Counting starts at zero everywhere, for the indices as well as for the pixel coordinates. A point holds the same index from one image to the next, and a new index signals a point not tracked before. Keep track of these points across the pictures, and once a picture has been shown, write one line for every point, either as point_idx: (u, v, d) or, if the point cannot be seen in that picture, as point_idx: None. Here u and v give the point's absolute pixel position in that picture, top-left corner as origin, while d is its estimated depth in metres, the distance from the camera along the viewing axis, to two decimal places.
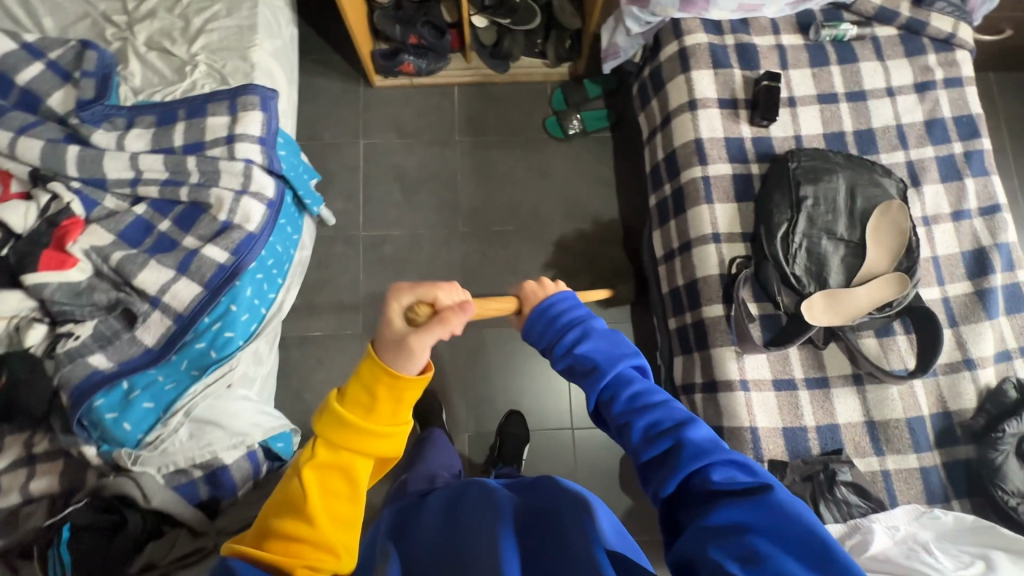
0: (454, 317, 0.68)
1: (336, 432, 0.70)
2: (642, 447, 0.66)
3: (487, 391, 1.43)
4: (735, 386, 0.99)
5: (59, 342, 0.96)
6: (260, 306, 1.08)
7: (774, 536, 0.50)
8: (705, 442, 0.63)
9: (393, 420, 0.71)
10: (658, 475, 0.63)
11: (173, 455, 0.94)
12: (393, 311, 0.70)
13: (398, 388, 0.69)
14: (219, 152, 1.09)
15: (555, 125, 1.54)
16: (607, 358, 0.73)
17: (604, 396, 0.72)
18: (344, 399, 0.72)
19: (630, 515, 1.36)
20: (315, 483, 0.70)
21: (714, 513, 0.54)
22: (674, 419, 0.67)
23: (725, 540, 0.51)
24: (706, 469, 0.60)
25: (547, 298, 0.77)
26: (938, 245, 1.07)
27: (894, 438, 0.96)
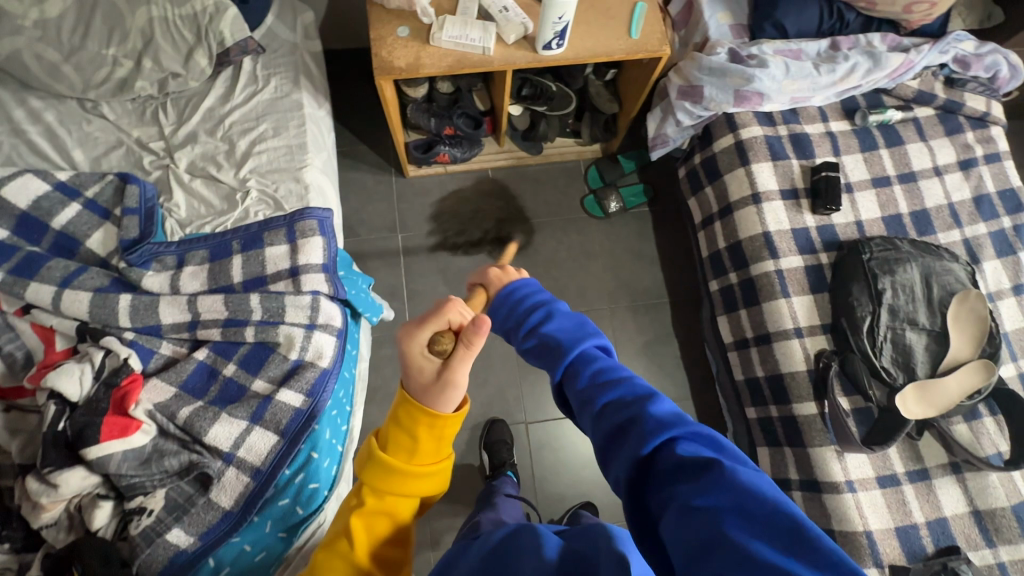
0: (477, 336, 0.65)
1: (378, 479, 0.72)
2: (602, 424, 0.59)
3: (556, 486, 1.38)
4: (842, 488, 0.99)
5: (131, 521, 0.87)
6: (337, 445, 1.02)
7: (742, 516, 0.40)
8: (666, 415, 0.55)
9: (433, 459, 0.72)
10: (618, 454, 0.55)
11: None
12: (417, 354, 0.67)
13: (440, 426, 0.69)
14: (283, 286, 1.03)
15: (594, 205, 1.54)
16: (571, 337, 0.71)
17: (567, 374, 0.69)
18: (384, 444, 0.72)
19: None
20: (362, 527, 0.73)
21: (679, 493, 0.46)
22: (636, 394, 0.60)
23: (692, 531, 0.42)
24: (670, 444, 0.52)
25: (508, 286, 0.78)
26: (1006, 320, 1.11)
27: (1004, 528, 0.96)
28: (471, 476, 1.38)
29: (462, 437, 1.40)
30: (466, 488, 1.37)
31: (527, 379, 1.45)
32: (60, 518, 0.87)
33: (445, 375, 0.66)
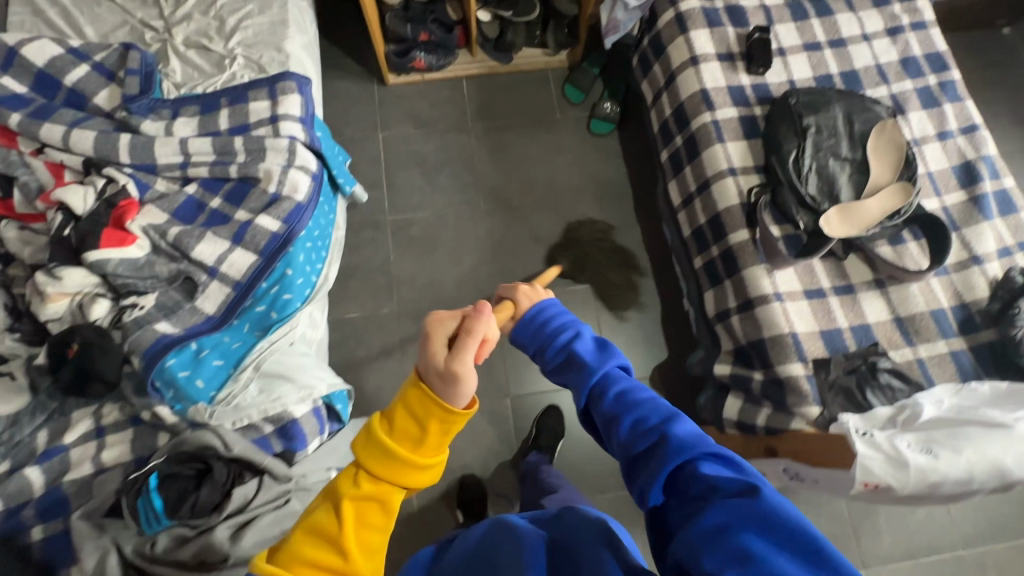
0: (479, 326, 0.64)
1: (376, 463, 0.61)
2: (631, 442, 0.66)
3: (524, 356, 1.45)
4: (770, 299, 1.07)
5: (125, 312, 0.99)
6: (311, 273, 1.12)
7: (764, 528, 0.45)
8: (689, 439, 0.62)
9: (438, 453, 0.62)
10: (645, 473, 0.62)
11: (247, 408, 0.95)
12: (432, 343, 0.63)
13: (448, 417, 0.61)
14: (264, 131, 1.16)
15: (598, 123, 1.63)
16: (599, 358, 0.76)
17: (595, 392, 0.74)
18: (387, 426, 0.63)
19: None
20: (352, 515, 0.62)
21: (701, 517, 0.49)
22: (661, 415, 0.67)
23: (718, 539, 0.46)
24: (692, 466, 0.59)
25: (533, 306, 0.83)
26: (930, 161, 1.19)
27: (922, 329, 1.03)
28: None
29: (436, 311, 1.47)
30: None
31: (500, 259, 1.53)
32: (63, 311, 0.99)
33: (452, 360, 0.61)
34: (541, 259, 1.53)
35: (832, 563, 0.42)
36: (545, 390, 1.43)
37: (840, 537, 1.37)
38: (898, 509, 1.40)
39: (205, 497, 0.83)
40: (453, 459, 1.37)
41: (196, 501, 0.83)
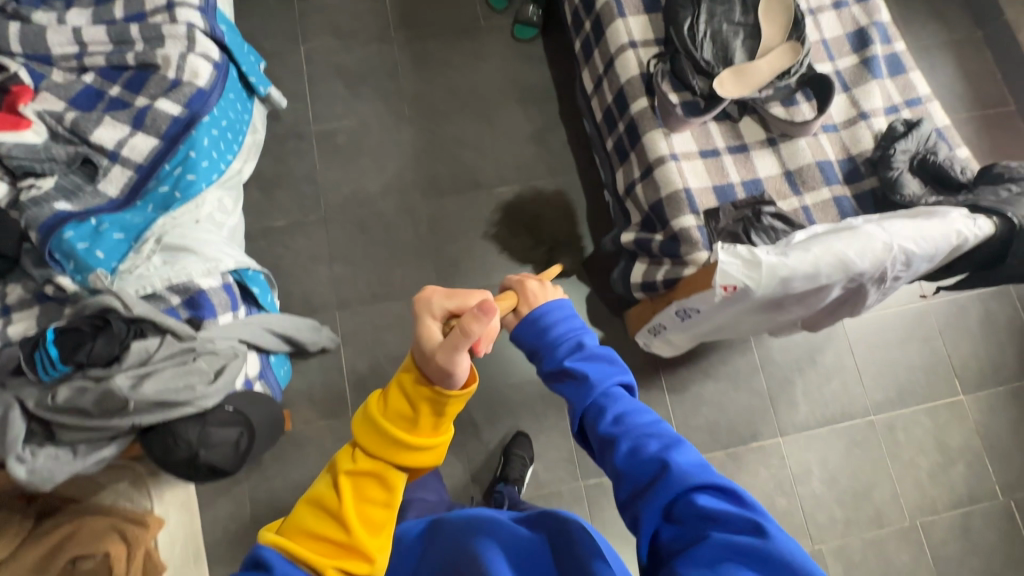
0: (477, 325, 0.61)
1: (372, 438, 0.67)
2: (628, 467, 0.67)
3: (453, 255, 1.48)
4: (667, 159, 1.10)
5: (23, 192, 1.00)
6: (218, 160, 1.14)
7: (756, 563, 0.53)
8: (690, 468, 0.64)
9: (434, 433, 0.67)
10: (645, 500, 0.64)
11: (149, 278, 0.97)
12: (427, 330, 0.67)
13: (444, 400, 0.66)
14: (161, 19, 1.14)
15: (522, 30, 1.62)
16: (598, 374, 0.77)
17: (591, 411, 0.75)
18: (383, 404, 0.68)
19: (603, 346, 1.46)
20: (350, 489, 0.66)
21: (700, 542, 0.56)
22: (660, 440, 0.68)
23: (715, 570, 0.53)
24: (690, 496, 0.61)
25: (540, 310, 0.82)
26: (825, 28, 1.22)
27: (808, 179, 1.08)
28: (372, 250, 1.47)
29: (363, 217, 1.49)
30: (370, 260, 1.47)
31: (426, 165, 1.54)
32: None
33: (442, 359, 0.64)
34: (467, 163, 1.55)
35: None
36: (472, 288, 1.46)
37: (758, 409, 1.45)
38: (812, 381, 1.48)
39: (102, 347, 0.86)
40: (385, 355, 1.41)
41: (92, 350, 0.85)
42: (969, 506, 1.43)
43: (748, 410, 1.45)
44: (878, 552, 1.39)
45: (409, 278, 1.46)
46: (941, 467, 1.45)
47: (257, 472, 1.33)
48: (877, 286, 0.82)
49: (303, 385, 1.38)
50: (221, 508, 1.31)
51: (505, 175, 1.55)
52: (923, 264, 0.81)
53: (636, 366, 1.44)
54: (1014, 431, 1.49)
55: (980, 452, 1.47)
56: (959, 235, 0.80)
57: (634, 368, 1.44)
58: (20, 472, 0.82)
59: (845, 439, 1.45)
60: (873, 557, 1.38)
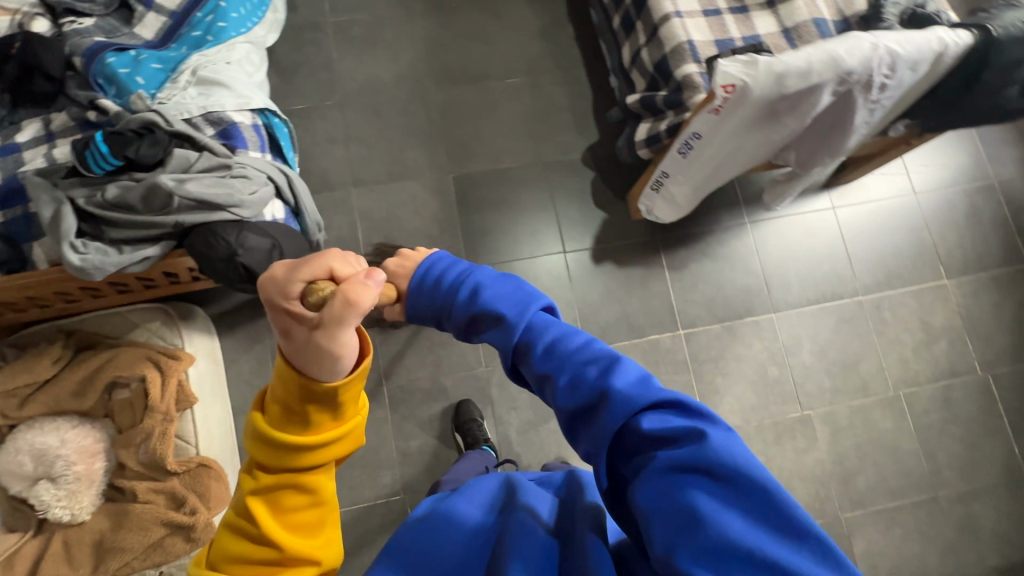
0: (364, 294, 0.52)
1: (265, 452, 0.58)
2: (568, 403, 0.54)
3: (464, 141, 1.56)
4: (671, 16, 1.16)
5: (66, 28, 1.06)
6: (247, 17, 1.19)
7: (711, 485, 0.44)
8: (632, 389, 0.51)
9: (333, 424, 0.59)
10: (586, 437, 0.53)
11: (186, 105, 1.03)
12: (288, 321, 0.53)
13: (332, 390, 0.56)
14: None
15: None
16: (512, 305, 0.60)
17: (518, 350, 0.59)
18: (267, 410, 0.59)
19: (607, 226, 1.53)
20: (265, 507, 0.59)
21: (649, 479, 0.47)
22: (599, 364, 0.55)
23: (666, 500, 0.45)
24: (636, 421, 0.50)
25: (422, 266, 0.64)
26: None
27: (804, 35, 1.15)
28: (386, 134, 1.54)
29: (378, 102, 1.56)
30: (384, 143, 1.54)
31: (437, 55, 1.60)
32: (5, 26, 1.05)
33: (325, 341, 0.52)
34: (477, 55, 1.61)
35: (789, 513, 0.43)
36: (481, 171, 1.54)
37: (753, 288, 1.53)
38: (805, 265, 1.56)
39: (147, 149, 0.92)
40: (399, 229, 1.48)
41: (139, 151, 0.91)
42: (949, 379, 1.51)
43: (743, 289, 1.53)
44: (864, 419, 1.47)
45: (422, 160, 1.53)
46: (924, 343, 1.53)
47: None
48: (864, 94, 0.89)
49: None
50: (244, 365, 1.38)
51: (514, 67, 1.61)
52: (906, 71, 0.88)
53: (636, 246, 1.52)
54: (994, 313, 1.57)
55: (960, 330, 1.55)
56: (939, 42, 0.87)
57: (634, 247, 1.52)
58: (73, 259, 0.89)
59: (834, 316, 1.53)
60: (859, 423, 1.47)
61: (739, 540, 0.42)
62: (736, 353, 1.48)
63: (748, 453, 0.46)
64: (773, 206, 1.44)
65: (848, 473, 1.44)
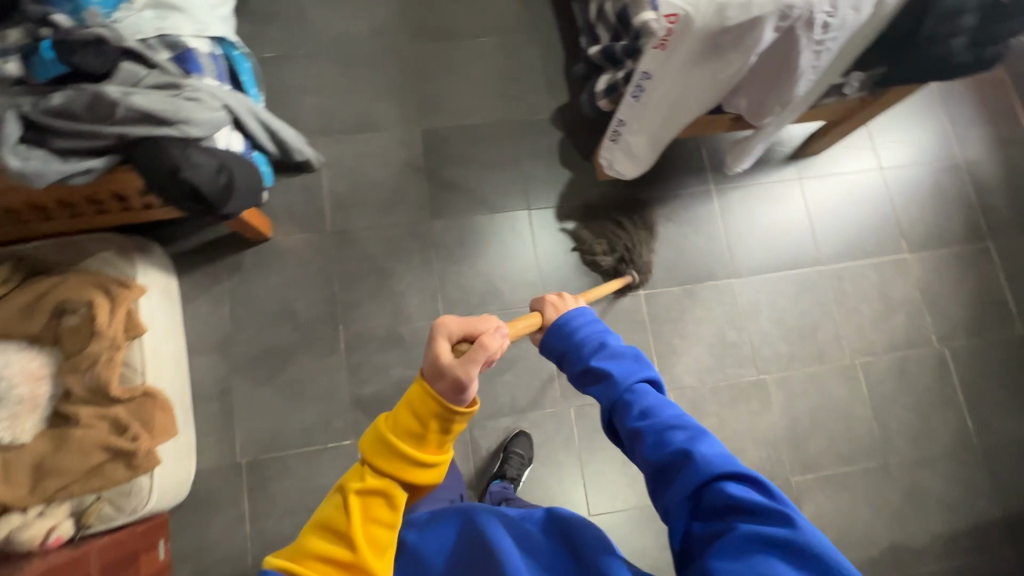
0: (496, 347, 0.70)
1: (381, 457, 0.69)
2: (655, 458, 0.67)
3: (434, 96, 1.56)
4: None
5: None
6: None
7: (785, 554, 0.56)
8: (714, 458, 0.63)
9: (436, 449, 0.70)
10: (670, 493, 0.65)
11: (140, 24, 1.03)
12: (438, 348, 0.70)
13: (450, 417, 0.69)
14: None
15: None
16: (621, 370, 0.75)
17: (619, 405, 0.73)
18: (391, 423, 0.70)
19: (573, 186, 1.54)
20: (358, 510, 0.68)
21: (729, 535, 0.58)
22: (685, 431, 0.67)
23: (744, 559, 0.56)
24: (718, 486, 0.61)
25: (564, 317, 0.82)
26: None
27: None
28: (356, 85, 1.55)
29: (349, 54, 1.56)
30: (354, 94, 1.54)
31: (411, 12, 1.61)
32: None
33: (458, 372, 0.68)
34: (451, 13, 1.62)
35: None
36: (450, 127, 1.54)
37: (716, 253, 1.54)
38: (769, 234, 1.57)
39: (96, 61, 0.93)
40: (364, 179, 1.49)
41: (87, 62, 0.92)
42: (905, 350, 1.52)
43: (705, 253, 1.54)
44: (818, 386, 1.48)
45: (390, 113, 1.54)
46: (882, 314, 1.54)
47: (237, 275, 1.40)
48: (805, 32, 0.90)
49: (285, 200, 1.45)
50: (201, 305, 1.38)
51: (488, 26, 1.62)
52: (848, 9, 0.88)
53: (601, 206, 1.53)
54: (953, 289, 1.58)
55: (919, 304, 1.56)
56: None
57: (599, 207, 1.53)
58: (12, 163, 0.88)
59: (794, 284, 1.54)
60: (813, 389, 1.48)
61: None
62: (695, 316, 1.49)
63: (826, 538, 0.56)
64: (735, 168, 1.45)
65: (800, 437, 1.45)
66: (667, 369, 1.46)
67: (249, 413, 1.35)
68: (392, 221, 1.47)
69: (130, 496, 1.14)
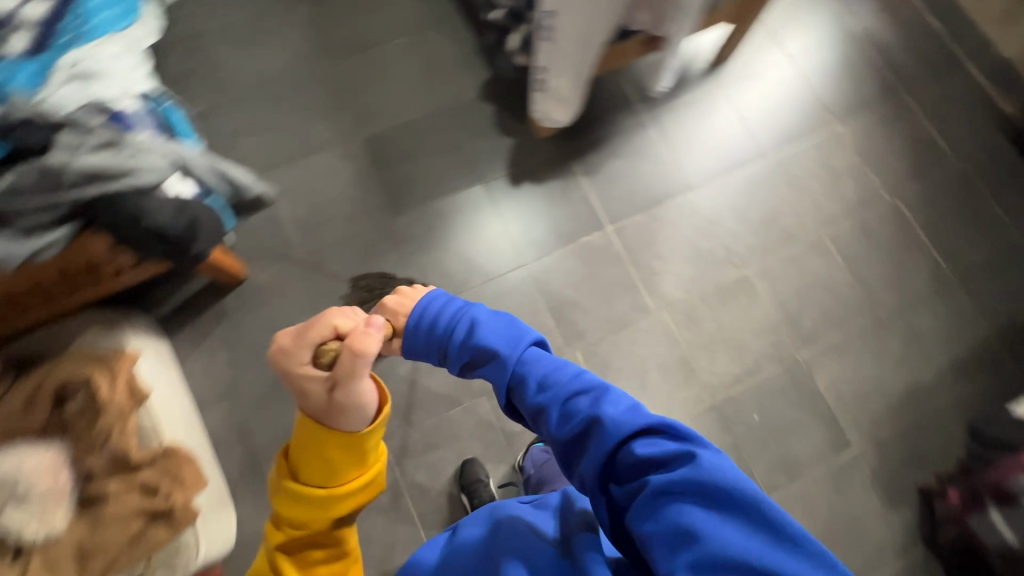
0: (368, 341, 0.65)
1: (297, 508, 0.70)
2: (559, 428, 0.69)
3: (365, 106, 1.61)
4: None
5: None
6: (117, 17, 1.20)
7: (702, 501, 0.55)
8: (621, 414, 0.65)
9: (359, 471, 0.71)
10: (583, 460, 0.66)
11: (69, 98, 1.05)
12: (309, 382, 0.66)
13: (354, 436, 0.68)
14: None
15: None
16: (506, 343, 0.75)
17: (514, 384, 0.74)
18: (293, 469, 0.70)
19: (518, 150, 1.60)
20: (295, 557, 0.72)
21: (647, 486, 0.59)
22: (590, 396, 0.69)
23: (661, 518, 0.56)
24: (627, 444, 0.62)
25: (417, 306, 0.79)
26: None
27: None
28: (290, 116, 1.59)
29: (272, 89, 1.61)
30: (289, 125, 1.58)
31: (321, 35, 1.67)
32: None
33: (344, 389, 0.65)
34: (359, 26, 1.68)
35: (772, 522, 0.52)
36: (388, 130, 1.60)
37: (667, 173, 1.61)
38: (709, 142, 1.65)
39: None
40: (321, 198, 1.53)
41: None
42: (862, 211, 1.61)
43: (656, 177, 1.61)
44: (795, 266, 1.56)
45: (329, 131, 1.59)
46: (832, 184, 1.63)
47: (224, 323, 1.42)
48: None
49: (250, 239, 1.48)
50: (198, 360, 1.40)
51: (397, 29, 1.68)
52: None
53: (548, 161, 1.59)
54: (887, 144, 1.68)
55: (862, 167, 1.66)
56: None
57: (547, 163, 1.59)
58: None
59: (745, 181, 1.62)
60: (791, 270, 1.55)
61: (732, 550, 0.51)
62: (664, 235, 1.56)
63: (730, 474, 0.55)
64: (659, 89, 1.54)
65: (794, 316, 1.52)
66: (654, 291, 1.52)
67: (274, 449, 1.36)
68: (357, 230, 1.51)
69: (179, 554, 1.14)
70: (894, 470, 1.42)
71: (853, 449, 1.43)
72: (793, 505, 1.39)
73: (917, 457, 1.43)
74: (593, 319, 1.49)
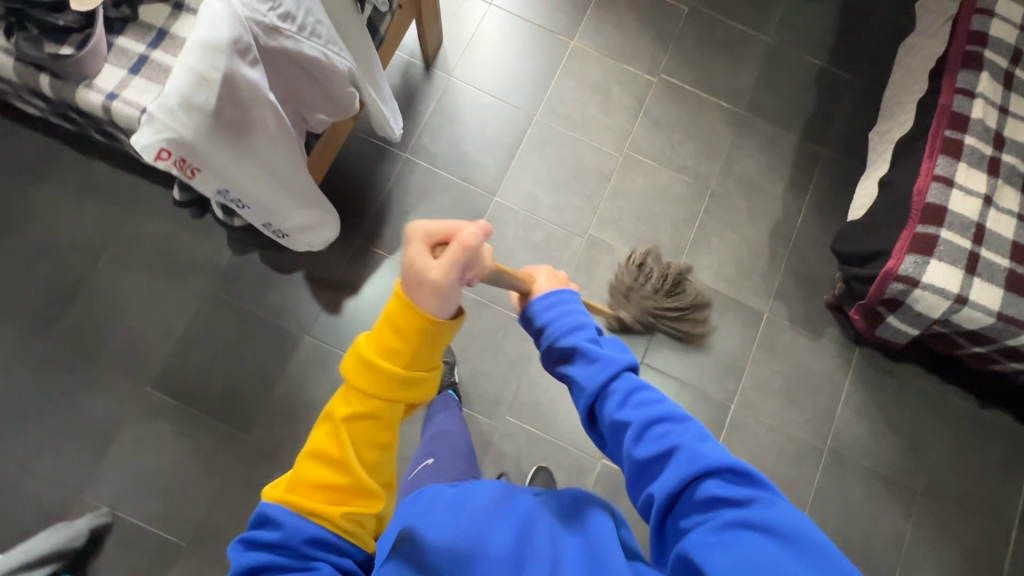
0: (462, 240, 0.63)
1: (364, 375, 0.66)
2: (636, 445, 0.66)
3: (128, 350, 1.34)
4: (107, 104, 0.98)
5: None
6: None
7: (778, 542, 0.55)
8: (704, 448, 0.63)
9: (420, 370, 0.67)
10: (653, 476, 0.65)
11: None
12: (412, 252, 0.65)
13: (428, 328, 0.64)
14: None
15: None
16: (612, 359, 0.73)
17: (597, 396, 0.72)
18: (375, 342, 0.66)
19: (314, 277, 1.40)
20: (350, 429, 0.67)
21: (720, 514, 0.58)
22: (670, 422, 0.67)
23: (730, 549, 0.55)
24: (702, 475, 0.61)
25: (544, 294, 0.81)
26: None
27: None
28: (53, 421, 1.28)
29: (10, 412, 1.28)
30: (62, 430, 1.28)
31: (18, 314, 1.33)
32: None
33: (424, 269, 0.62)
34: (53, 273, 1.36)
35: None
36: (171, 354, 1.34)
37: (463, 194, 1.48)
38: (479, 138, 1.52)
39: None
40: (160, 474, 1.27)
41: None
42: (643, 105, 1.59)
43: (457, 203, 1.48)
44: (624, 196, 1.53)
45: (110, 402, 1.30)
46: (603, 99, 1.58)
47: None
48: (278, 37, 0.79)
49: None
50: None
51: (95, 247, 1.38)
52: None
53: (349, 267, 1.41)
54: (622, 28, 1.63)
55: (615, 65, 1.61)
56: None
57: (350, 267, 1.41)
58: None
59: (534, 151, 1.53)
60: (624, 202, 1.52)
61: None
62: (502, 254, 1.46)
63: (811, 526, 0.56)
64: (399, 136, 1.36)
65: (652, 241, 1.51)
66: None
67: None
68: (219, 478, 1.28)
69: None
70: (803, 306, 1.51)
71: (766, 313, 1.50)
72: (754, 396, 1.46)
73: (811, 282, 1.53)
74: (498, 376, 1.40)
